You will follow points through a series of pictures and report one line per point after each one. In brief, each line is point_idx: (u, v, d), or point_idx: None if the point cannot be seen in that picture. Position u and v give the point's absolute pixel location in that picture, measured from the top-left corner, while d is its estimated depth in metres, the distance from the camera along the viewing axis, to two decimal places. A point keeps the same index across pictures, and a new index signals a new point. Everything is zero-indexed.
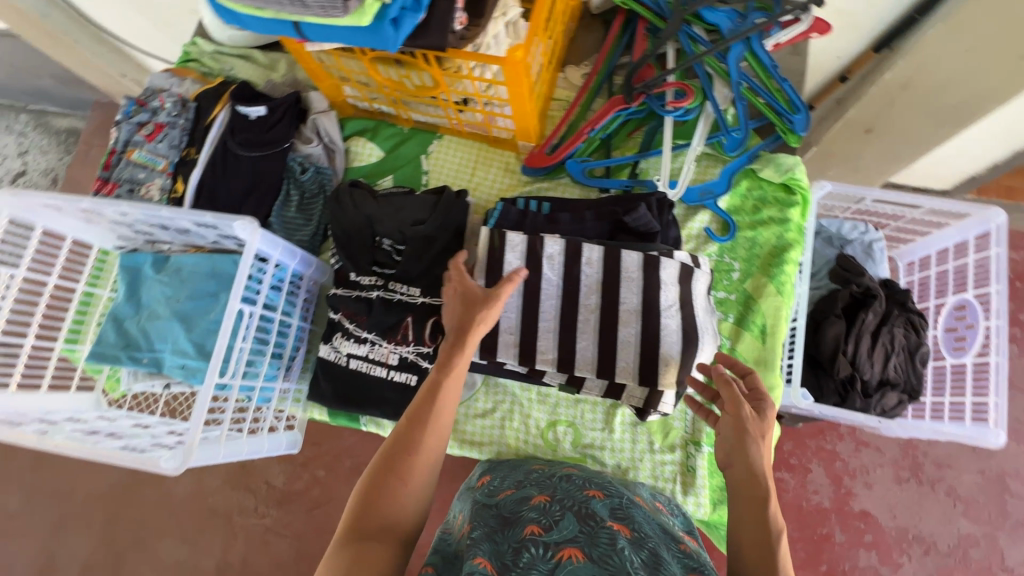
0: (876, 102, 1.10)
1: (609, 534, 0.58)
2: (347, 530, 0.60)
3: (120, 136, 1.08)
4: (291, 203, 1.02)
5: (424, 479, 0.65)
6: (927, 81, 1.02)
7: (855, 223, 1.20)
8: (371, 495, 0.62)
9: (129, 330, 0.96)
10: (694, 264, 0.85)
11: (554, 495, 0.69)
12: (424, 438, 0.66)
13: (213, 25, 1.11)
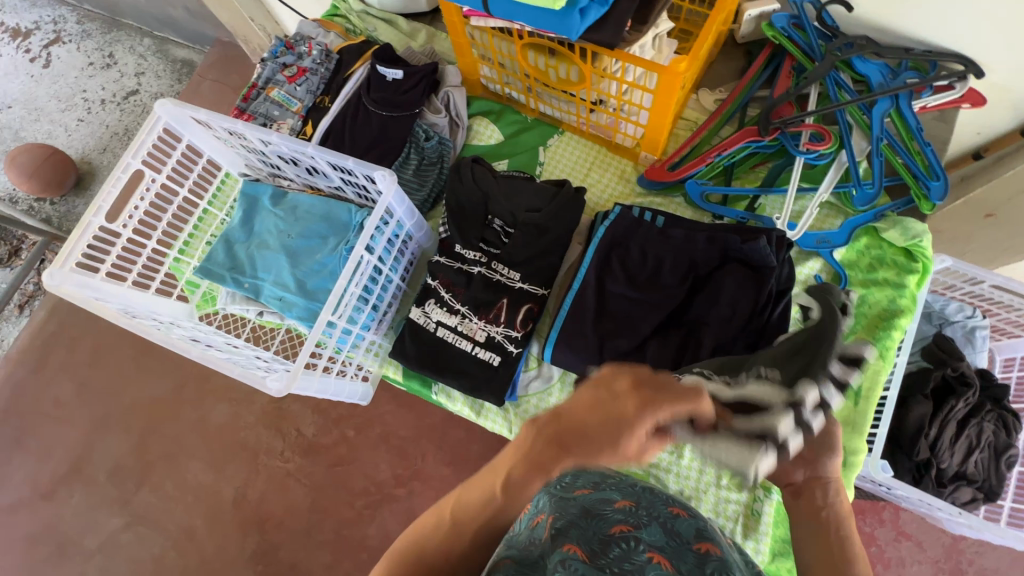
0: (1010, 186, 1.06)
1: (698, 558, 0.54)
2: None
3: (264, 73, 1.13)
4: (409, 165, 1.05)
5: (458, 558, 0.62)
6: None
7: (961, 306, 1.15)
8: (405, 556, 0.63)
9: (238, 253, 1.01)
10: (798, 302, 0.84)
11: (639, 501, 0.62)
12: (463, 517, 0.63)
13: None
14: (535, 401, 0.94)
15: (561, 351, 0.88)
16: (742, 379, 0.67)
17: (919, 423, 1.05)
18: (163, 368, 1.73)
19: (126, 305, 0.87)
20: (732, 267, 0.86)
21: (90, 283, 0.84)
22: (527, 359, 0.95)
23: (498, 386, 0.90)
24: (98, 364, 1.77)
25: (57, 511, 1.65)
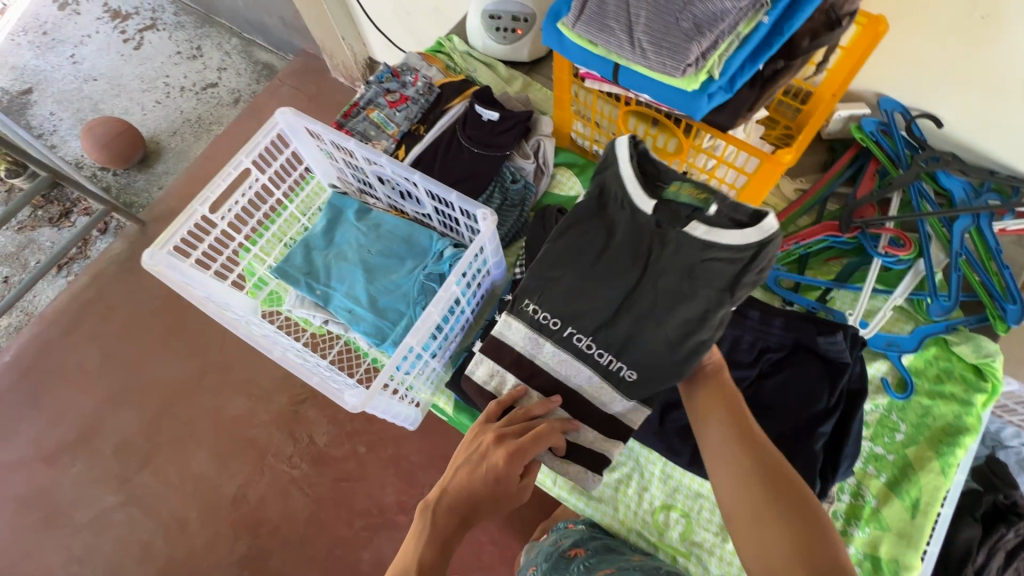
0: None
1: None
2: None
3: (367, 94, 1.19)
4: (492, 203, 1.09)
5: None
6: None
7: (1020, 432, 1.13)
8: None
9: (315, 260, 1.03)
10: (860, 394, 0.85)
11: None
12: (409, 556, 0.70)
13: (477, 29, 1.23)
14: None
15: None
16: (567, 332, 0.80)
17: (968, 548, 1.02)
18: (190, 352, 1.74)
19: (209, 293, 0.90)
20: (806, 357, 0.86)
21: (180, 266, 0.87)
22: None
23: None
24: (129, 337, 1.79)
25: (54, 477, 1.63)
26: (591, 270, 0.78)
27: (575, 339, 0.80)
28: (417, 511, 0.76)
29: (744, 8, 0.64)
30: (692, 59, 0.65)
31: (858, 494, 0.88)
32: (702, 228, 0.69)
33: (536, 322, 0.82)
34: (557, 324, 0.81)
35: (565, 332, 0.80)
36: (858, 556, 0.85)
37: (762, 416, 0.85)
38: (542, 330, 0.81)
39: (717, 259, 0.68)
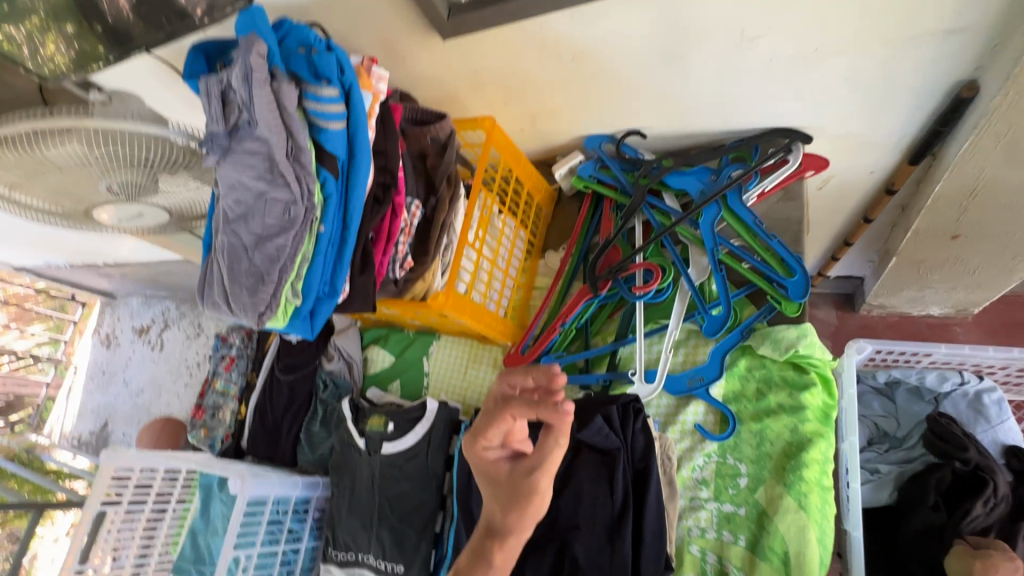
0: (945, 210, 0.98)
1: None
2: None
3: (210, 368, 1.35)
4: (316, 419, 1.16)
5: None
6: (996, 187, 0.88)
7: (943, 373, 0.93)
8: None
9: (201, 544, 1.14)
10: (653, 469, 0.76)
11: None
12: None
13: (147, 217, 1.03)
14: None
15: None
16: (358, 558, 0.93)
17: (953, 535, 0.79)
18: None
19: None
20: (583, 456, 0.80)
21: None
22: None
23: None
24: None
25: None
26: (353, 504, 0.96)
27: (367, 562, 0.92)
28: None
29: (296, 236, 0.74)
30: (258, 309, 0.72)
31: (723, 572, 0.76)
32: (389, 442, 0.94)
33: (343, 564, 0.95)
34: (353, 555, 0.94)
35: (356, 557, 0.94)
36: None
37: (566, 545, 0.77)
38: (343, 565, 0.94)
39: (423, 463, 0.92)
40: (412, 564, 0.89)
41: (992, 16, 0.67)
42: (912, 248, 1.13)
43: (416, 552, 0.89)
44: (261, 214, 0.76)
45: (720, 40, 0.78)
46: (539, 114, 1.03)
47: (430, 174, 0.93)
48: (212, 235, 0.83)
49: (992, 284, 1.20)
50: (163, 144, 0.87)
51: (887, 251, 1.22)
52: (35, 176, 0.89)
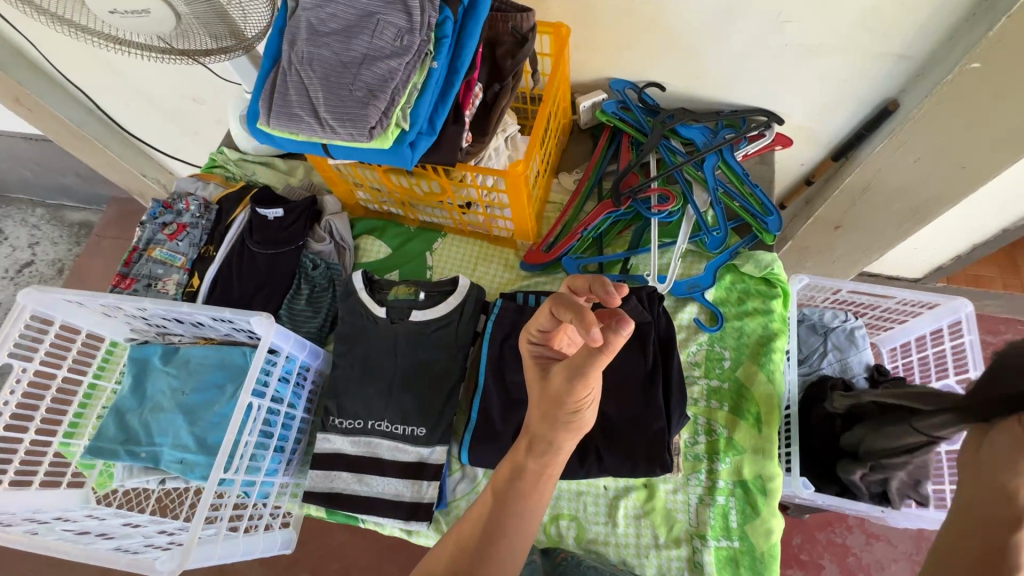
0: (841, 203, 1.27)
1: None
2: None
3: (143, 235, 1.14)
4: (301, 296, 1.08)
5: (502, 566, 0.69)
6: (884, 184, 1.18)
7: (835, 312, 1.24)
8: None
9: (131, 423, 0.96)
10: (674, 342, 0.91)
11: None
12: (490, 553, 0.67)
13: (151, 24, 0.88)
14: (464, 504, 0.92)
15: (476, 448, 0.89)
16: (369, 427, 0.91)
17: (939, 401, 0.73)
18: None
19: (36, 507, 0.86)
20: None
21: None
22: (449, 462, 0.94)
23: (421, 501, 0.88)
24: None
25: None
26: (364, 373, 0.93)
27: (379, 429, 0.90)
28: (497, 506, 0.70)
29: (409, 64, 0.72)
30: (371, 123, 0.70)
31: (710, 430, 0.94)
32: (420, 310, 0.95)
33: (348, 432, 0.91)
34: (362, 423, 0.91)
35: (367, 425, 0.91)
36: (729, 487, 0.90)
37: (598, 403, 0.88)
38: (349, 434, 0.90)
39: (453, 333, 0.94)
40: (434, 432, 0.89)
41: (928, 51, 0.98)
42: (804, 235, 1.43)
43: (439, 418, 0.90)
44: (370, 34, 0.72)
45: (762, 15, 0.98)
46: (582, 45, 1.14)
47: (498, 62, 0.97)
48: (285, 48, 0.76)
49: (840, 273, 1.58)
50: None
51: (781, 237, 1.51)
52: None
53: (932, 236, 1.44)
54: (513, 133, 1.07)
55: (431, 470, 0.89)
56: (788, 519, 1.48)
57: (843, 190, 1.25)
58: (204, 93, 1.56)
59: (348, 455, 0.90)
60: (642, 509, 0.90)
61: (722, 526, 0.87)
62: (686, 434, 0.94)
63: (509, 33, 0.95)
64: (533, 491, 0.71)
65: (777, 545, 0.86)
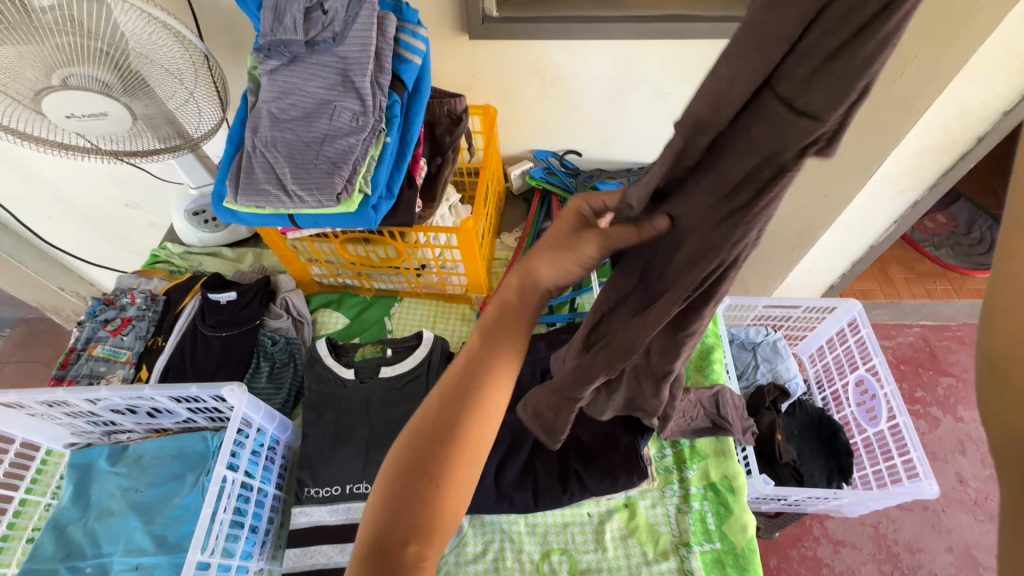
0: None
1: None
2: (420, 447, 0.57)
3: (83, 334, 1.10)
4: (262, 374, 1.07)
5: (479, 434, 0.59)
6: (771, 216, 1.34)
7: (758, 328, 1.40)
8: (431, 442, 0.57)
9: (73, 535, 0.87)
10: None
11: None
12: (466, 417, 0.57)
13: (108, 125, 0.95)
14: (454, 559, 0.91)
15: None
16: (348, 491, 0.89)
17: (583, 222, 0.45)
18: None
19: None
20: None
21: None
22: None
23: None
24: None
25: None
26: (338, 436, 0.93)
27: (359, 491, 0.89)
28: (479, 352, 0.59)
29: (366, 139, 0.82)
30: (338, 189, 0.79)
31: (675, 442, 1.01)
32: (388, 366, 0.98)
33: (326, 501, 0.88)
34: (340, 488, 0.89)
35: (346, 490, 0.89)
36: (701, 492, 0.96)
37: (570, 429, 0.93)
38: (328, 501, 0.88)
39: (424, 385, 0.97)
40: None
41: None
42: None
43: None
44: (329, 117, 0.82)
45: (649, 89, 1.20)
46: (507, 123, 1.31)
47: (439, 139, 1.10)
48: (248, 136, 0.85)
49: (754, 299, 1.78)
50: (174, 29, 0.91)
51: None
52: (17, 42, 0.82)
53: (812, 260, 1.55)
54: (456, 201, 1.18)
55: None
56: (761, 539, 1.52)
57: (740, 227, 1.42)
58: (138, 197, 1.57)
59: (328, 526, 0.87)
60: (627, 529, 0.93)
61: (702, 530, 0.92)
62: (654, 450, 1.01)
63: (445, 115, 1.10)
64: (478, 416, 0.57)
65: (755, 538, 0.91)
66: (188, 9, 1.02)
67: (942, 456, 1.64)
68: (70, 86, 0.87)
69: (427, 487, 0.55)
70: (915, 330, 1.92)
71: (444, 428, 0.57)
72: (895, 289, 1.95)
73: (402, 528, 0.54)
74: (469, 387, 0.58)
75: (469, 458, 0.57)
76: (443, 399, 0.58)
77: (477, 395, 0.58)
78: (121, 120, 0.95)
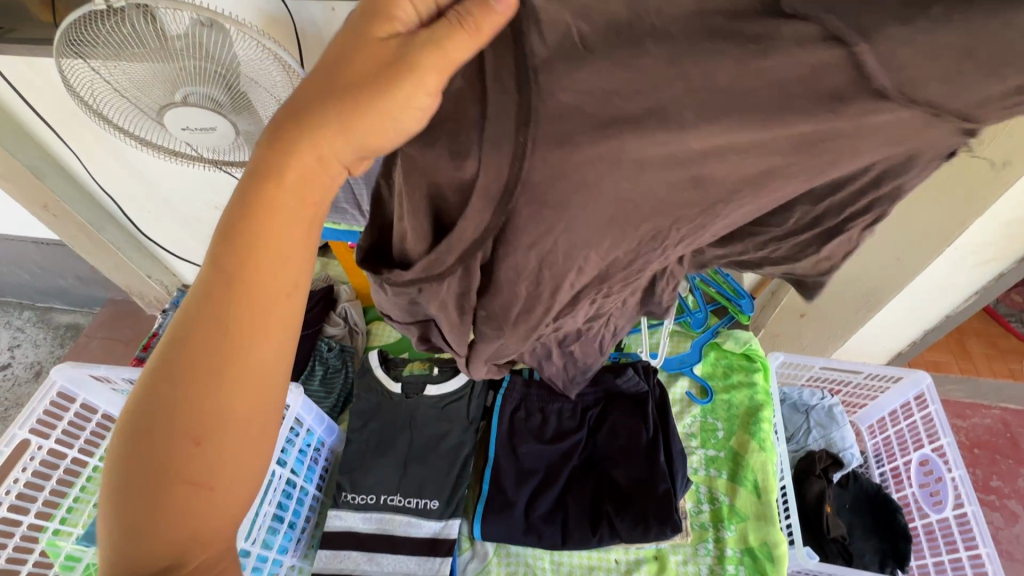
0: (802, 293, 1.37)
1: None
2: (152, 425, 0.33)
3: (166, 321, 1.21)
4: (315, 377, 1.13)
5: (253, 367, 0.35)
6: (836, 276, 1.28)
7: (813, 390, 1.33)
8: (171, 407, 0.33)
9: None
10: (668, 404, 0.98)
11: None
12: (232, 352, 0.34)
13: (212, 139, 1.06)
14: None
15: (489, 521, 0.90)
16: (383, 501, 0.92)
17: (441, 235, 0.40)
18: None
19: None
20: (617, 403, 0.97)
21: None
22: (458, 540, 0.94)
23: None
24: None
25: None
26: (380, 447, 0.96)
27: (392, 503, 0.92)
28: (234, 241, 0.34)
29: None
30: None
31: (713, 498, 0.98)
32: (433, 385, 1.00)
33: (361, 508, 0.91)
34: (375, 497, 0.92)
35: (381, 500, 0.92)
36: (737, 556, 0.92)
37: (604, 471, 0.93)
38: (363, 509, 0.91)
39: (464, 407, 0.99)
40: (447, 506, 0.91)
41: None
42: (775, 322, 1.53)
43: (452, 491, 0.92)
44: None
45: None
46: None
47: None
48: None
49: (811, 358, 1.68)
50: (277, 60, 0.99)
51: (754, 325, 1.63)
52: (148, 59, 0.94)
53: (879, 324, 1.46)
54: None
55: (443, 544, 0.89)
56: None
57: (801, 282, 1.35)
58: (225, 200, 1.72)
59: (359, 533, 0.90)
60: None
61: None
62: (691, 504, 0.98)
63: None
64: (238, 360, 0.34)
65: None
66: (295, 40, 1.13)
67: (1017, 557, 1.48)
68: (188, 102, 0.99)
69: (153, 496, 0.33)
70: (994, 413, 1.76)
71: (189, 373, 0.34)
72: (972, 364, 1.79)
73: (140, 542, 0.32)
74: (220, 292, 0.34)
75: (235, 432, 0.34)
76: (182, 343, 0.34)
77: (232, 304, 0.34)
78: (223, 136, 1.06)
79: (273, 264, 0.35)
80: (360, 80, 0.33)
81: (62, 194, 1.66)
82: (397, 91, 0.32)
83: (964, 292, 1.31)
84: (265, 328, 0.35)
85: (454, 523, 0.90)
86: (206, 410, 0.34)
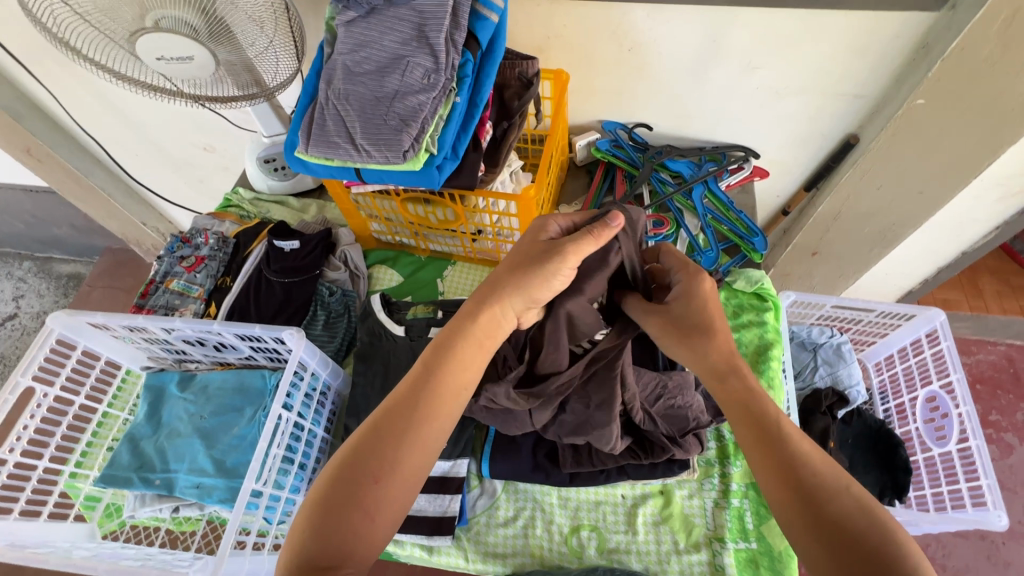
0: (817, 229, 1.32)
1: None
2: (362, 454, 0.60)
3: (161, 268, 1.18)
4: (318, 322, 1.12)
5: (428, 437, 0.62)
6: (853, 212, 1.23)
7: (822, 328, 1.31)
8: (379, 446, 0.60)
9: (146, 450, 0.95)
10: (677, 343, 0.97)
11: None
12: (418, 421, 0.62)
13: (190, 70, 0.98)
14: (485, 519, 0.93)
15: (498, 460, 0.91)
16: None
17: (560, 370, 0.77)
18: None
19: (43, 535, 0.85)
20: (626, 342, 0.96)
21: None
22: (467, 479, 0.95)
23: (445, 515, 0.89)
24: None
25: None
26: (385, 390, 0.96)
27: None
28: (436, 359, 0.66)
29: (436, 97, 0.81)
30: (406, 146, 0.79)
31: (719, 436, 0.98)
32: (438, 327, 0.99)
33: None
34: None
35: None
36: (743, 489, 0.93)
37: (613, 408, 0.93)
38: None
39: None
40: (456, 448, 0.92)
41: (881, 91, 1.08)
42: (785, 263, 1.48)
43: (460, 433, 0.93)
44: (402, 72, 0.81)
45: (735, 65, 1.10)
46: (578, 91, 1.25)
47: (507, 103, 1.07)
48: (322, 87, 0.86)
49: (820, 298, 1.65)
50: None
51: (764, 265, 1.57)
52: None
53: (893, 262, 1.43)
54: (517, 167, 1.13)
55: (453, 483, 0.91)
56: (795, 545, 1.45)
57: (817, 218, 1.30)
58: (214, 141, 1.64)
59: None
60: (660, 516, 0.92)
61: (739, 528, 0.90)
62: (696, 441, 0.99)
63: (516, 78, 1.06)
64: (420, 437, 0.62)
65: (794, 544, 0.87)
66: None
67: (1010, 486, 1.51)
68: (161, 27, 0.91)
69: (360, 496, 0.57)
70: (999, 349, 1.75)
71: (393, 428, 0.61)
72: (982, 301, 1.80)
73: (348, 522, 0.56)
74: (418, 386, 0.64)
75: (406, 486, 0.60)
76: (391, 406, 0.63)
77: (426, 392, 0.64)
78: (202, 66, 0.98)
79: (449, 377, 0.65)
80: (538, 256, 0.68)
81: (44, 138, 1.58)
82: (562, 262, 0.67)
83: (985, 227, 1.27)
84: (438, 413, 0.63)
85: (462, 463, 0.92)
86: (400, 448, 0.60)
